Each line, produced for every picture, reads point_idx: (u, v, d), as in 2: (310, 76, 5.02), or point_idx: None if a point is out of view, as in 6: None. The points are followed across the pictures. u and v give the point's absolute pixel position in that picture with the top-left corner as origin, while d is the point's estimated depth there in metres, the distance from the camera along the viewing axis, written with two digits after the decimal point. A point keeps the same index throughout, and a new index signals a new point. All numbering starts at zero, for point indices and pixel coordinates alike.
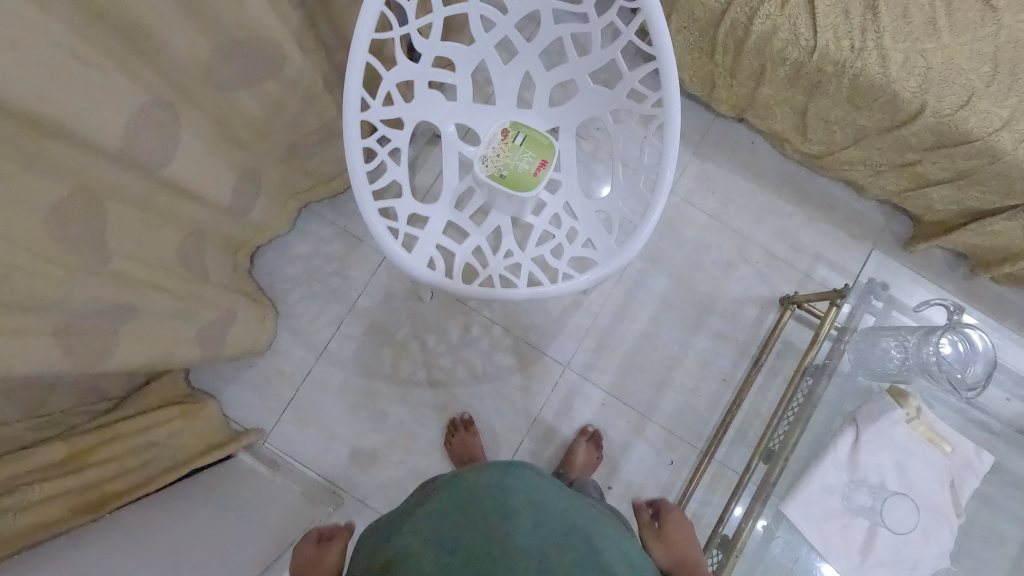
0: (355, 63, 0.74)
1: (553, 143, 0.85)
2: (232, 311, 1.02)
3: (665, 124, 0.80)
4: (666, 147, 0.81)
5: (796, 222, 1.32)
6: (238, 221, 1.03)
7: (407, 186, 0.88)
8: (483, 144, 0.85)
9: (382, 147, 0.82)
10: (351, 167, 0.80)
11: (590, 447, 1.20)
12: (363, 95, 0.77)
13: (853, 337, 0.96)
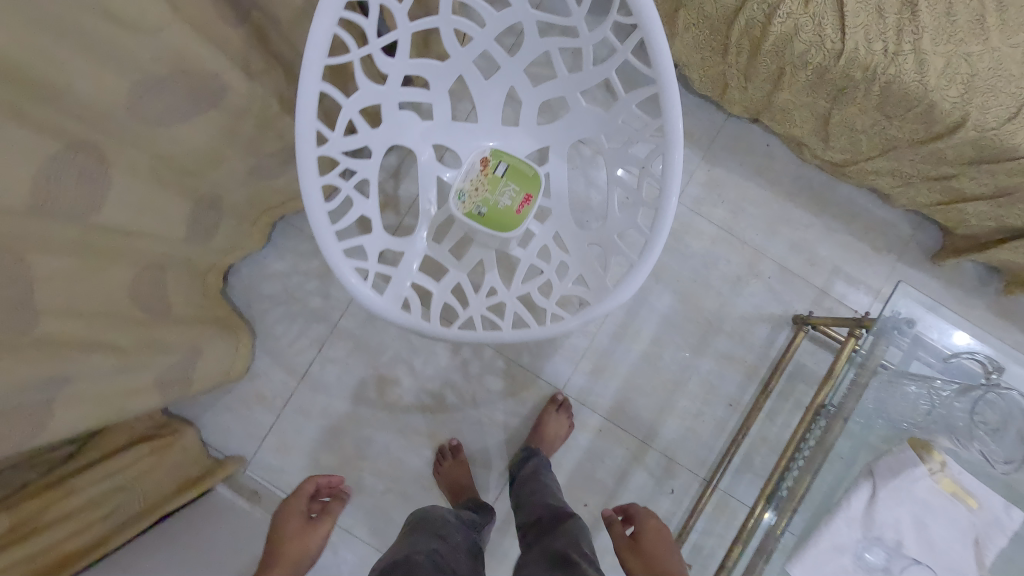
0: (308, 93, 0.64)
1: (540, 174, 0.76)
2: (198, 348, 0.94)
3: (664, 154, 0.70)
4: (667, 181, 0.71)
5: (814, 233, 1.21)
6: (201, 247, 0.95)
7: (377, 221, 0.79)
8: (461, 174, 0.76)
9: (347, 182, 0.73)
10: (309, 207, 0.71)
11: (561, 417, 1.15)
12: (320, 126, 0.67)
13: (874, 378, 0.86)
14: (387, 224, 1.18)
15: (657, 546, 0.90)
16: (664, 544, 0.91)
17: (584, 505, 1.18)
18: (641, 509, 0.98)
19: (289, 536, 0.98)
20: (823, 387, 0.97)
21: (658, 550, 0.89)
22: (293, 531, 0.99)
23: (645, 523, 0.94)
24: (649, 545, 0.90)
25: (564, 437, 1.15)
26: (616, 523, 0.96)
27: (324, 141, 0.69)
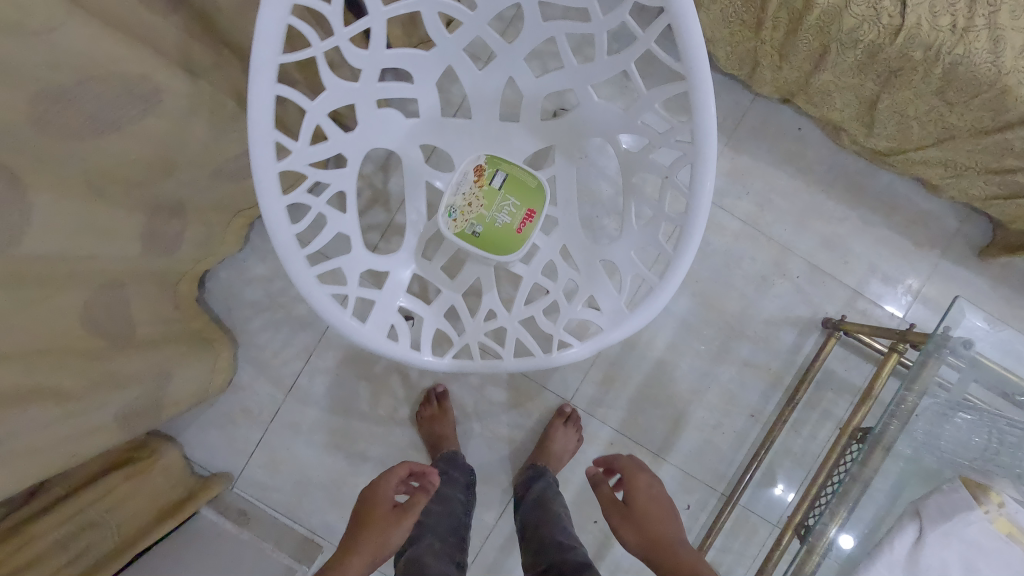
0: (263, 99, 0.55)
1: (543, 185, 0.67)
2: (170, 372, 0.86)
3: (693, 164, 0.59)
4: (695, 196, 0.60)
5: (849, 227, 1.09)
6: (166, 260, 0.85)
7: (357, 238, 0.70)
8: (449, 188, 0.66)
9: (319, 199, 0.64)
10: (273, 229, 0.61)
11: (568, 431, 1.07)
12: (279, 136, 0.58)
13: (925, 397, 0.76)
14: (377, 222, 1.07)
15: (653, 509, 0.79)
16: (662, 505, 0.80)
17: (594, 522, 1.11)
18: (624, 461, 0.87)
19: (375, 520, 0.74)
20: (858, 408, 0.88)
21: (655, 513, 0.78)
22: (374, 523, 0.74)
23: (633, 480, 0.83)
24: (642, 507, 0.79)
25: (573, 452, 1.07)
26: (605, 482, 0.86)
27: (288, 154, 0.60)
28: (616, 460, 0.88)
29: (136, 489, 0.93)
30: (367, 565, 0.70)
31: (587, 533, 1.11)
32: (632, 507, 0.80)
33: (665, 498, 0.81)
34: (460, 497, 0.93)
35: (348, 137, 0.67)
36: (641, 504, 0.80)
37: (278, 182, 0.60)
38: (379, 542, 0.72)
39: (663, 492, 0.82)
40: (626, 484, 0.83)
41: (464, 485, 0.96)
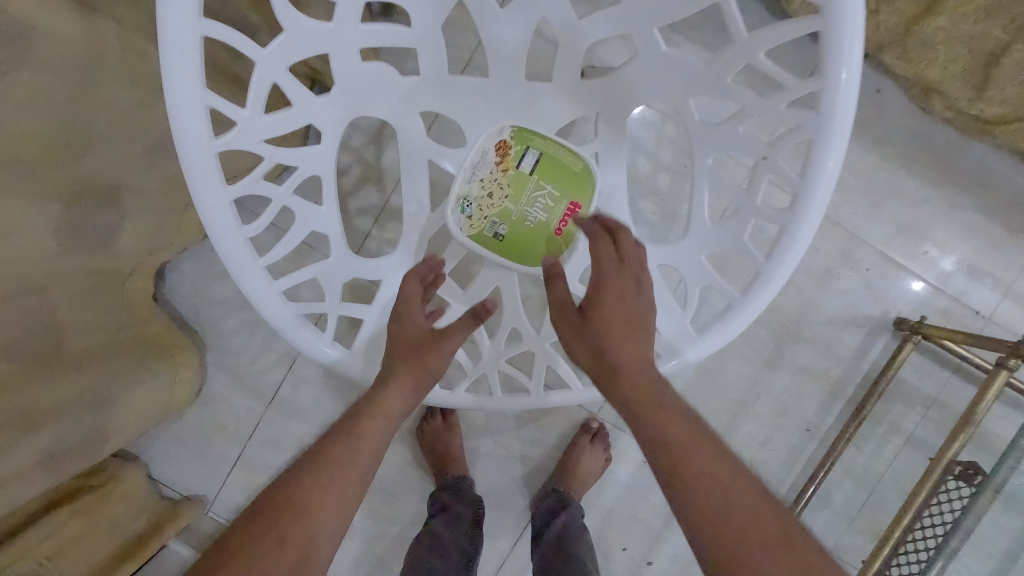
0: (180, 47, 0.44)
1: (591, 167, 0.56)
2: (111, 397, 0.69)
3: (812, 143, 0.42)
4: (808, 188, 0.43)
5: (931, 212, 0.92)
6: (100, 257, 0.68)
7: (335, 238, 0.55)
8: (460, 177, 0.56)
9: (279, 188, 0.50)
10: (219, 225, 0.48)
11: (595, 450, 0.93)
12: (214, 100, 0.46)
13: None
14: (369, 205, 0.89)
15: (628, 330, 0.49)
16: (642, 316, 0.51)
17: (623, 549, 0.97)
18: (602, 259, 0.51)
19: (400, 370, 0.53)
20: (955, 437, 0.73)
21: (632, 330, 0.49)
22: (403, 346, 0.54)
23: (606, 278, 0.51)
24: (626, 344, 0.48)
25: (600, 473, 0.93)
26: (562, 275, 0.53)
27: (230, 128, 0.47)
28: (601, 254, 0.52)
29: (87, 526, 0.78)
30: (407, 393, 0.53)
31: (615, 561, 0.97)
32: (618, 258, 0.51)
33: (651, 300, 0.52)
34: (462, 541, 0.81)
35: (318, 101, 0.52)
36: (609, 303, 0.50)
37: (219, 170, 0.48)
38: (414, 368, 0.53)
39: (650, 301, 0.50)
40: (592, 298, 0.51)
41: (468, 521, 0.85)
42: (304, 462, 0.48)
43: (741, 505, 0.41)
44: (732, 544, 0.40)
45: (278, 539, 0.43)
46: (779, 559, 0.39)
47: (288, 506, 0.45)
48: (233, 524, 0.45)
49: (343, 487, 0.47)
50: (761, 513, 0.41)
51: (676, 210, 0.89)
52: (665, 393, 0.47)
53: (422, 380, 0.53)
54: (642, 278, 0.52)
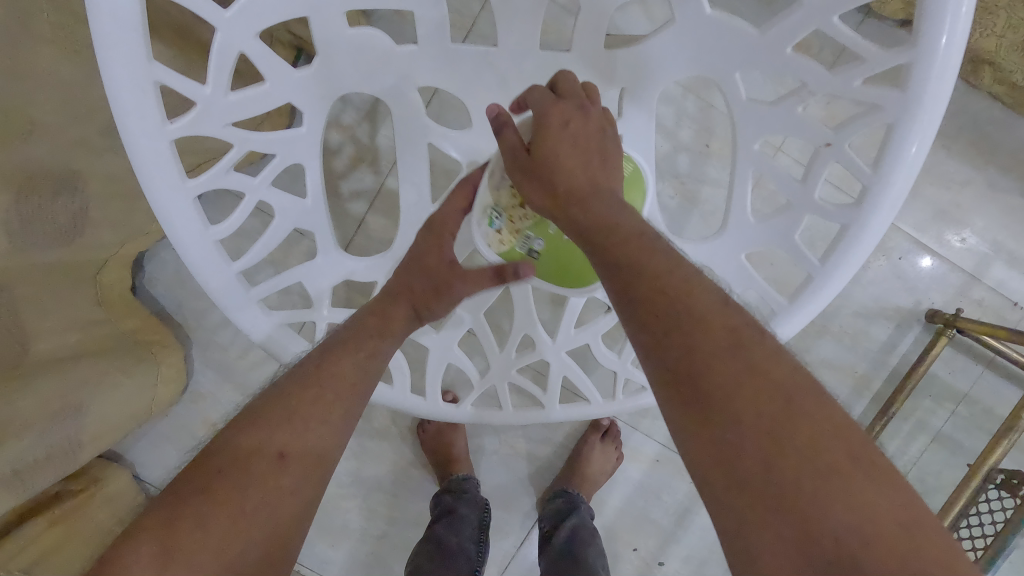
0: (117, 13, 0.38)
1: (641, 171, 0.53)
2: (83, 405, 0.63)
3: (891, 128, 0.40)
4: (884, 183, 0.40)
5: (970, 195, 0.85)
6: (64, 249, 0.61)
7: (315, 231, 0.51)
8: (487, 187, 0.52)
9: (252, 180, 0.47)
10: (172, 214, 0.44)
11: (606, 448, 0.88)
12: (163, 78, 0.41)
13: None
14: (363, 188, 0.82)
15: (577, 165, 0.46)
16: (594, 146, 0.47)
17: (633, 550, 0.92)
18: (539, 102, 0.47)
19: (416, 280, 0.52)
20: (999, 442, 0.67)
21: (582, 163, 0.46)
22: (427, 254, 0.52)
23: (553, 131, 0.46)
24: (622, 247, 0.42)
25: (610, 473, 0.88)
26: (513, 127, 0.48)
27: (190, 110, 0.43)
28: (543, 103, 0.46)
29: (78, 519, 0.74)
30: (410, 313, 0.52)
31: (625, 563, 0.92)
32: (555, 93, 0.47)
33: (605, 129, 0.47)
34: (469, 547, 0.77)
35: (296, 75, 0.47)
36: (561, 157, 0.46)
37: (178, 161, 0.44)
38: (433, 288, 0.53)
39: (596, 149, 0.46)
40: (536, 139, 0.46)
41: (474, 525, 0.80)
42: (300, 376, 0.46)
43: (686, 309, 0.38)
44: (676, 351, 0.38)
45: (278, 457, 0.43)
46: (728, 363, 0.36)
47: (287, 421, 0.44)
48: (224, 445, 0.43)
49: (345, 410, 0.46)
50: (708, 318, 0.38)
51: (696, 194, 0.82)
52: (619, 215, 0.44)
53: (434, 303, 0.53)
54: (591, 109, 0.47)
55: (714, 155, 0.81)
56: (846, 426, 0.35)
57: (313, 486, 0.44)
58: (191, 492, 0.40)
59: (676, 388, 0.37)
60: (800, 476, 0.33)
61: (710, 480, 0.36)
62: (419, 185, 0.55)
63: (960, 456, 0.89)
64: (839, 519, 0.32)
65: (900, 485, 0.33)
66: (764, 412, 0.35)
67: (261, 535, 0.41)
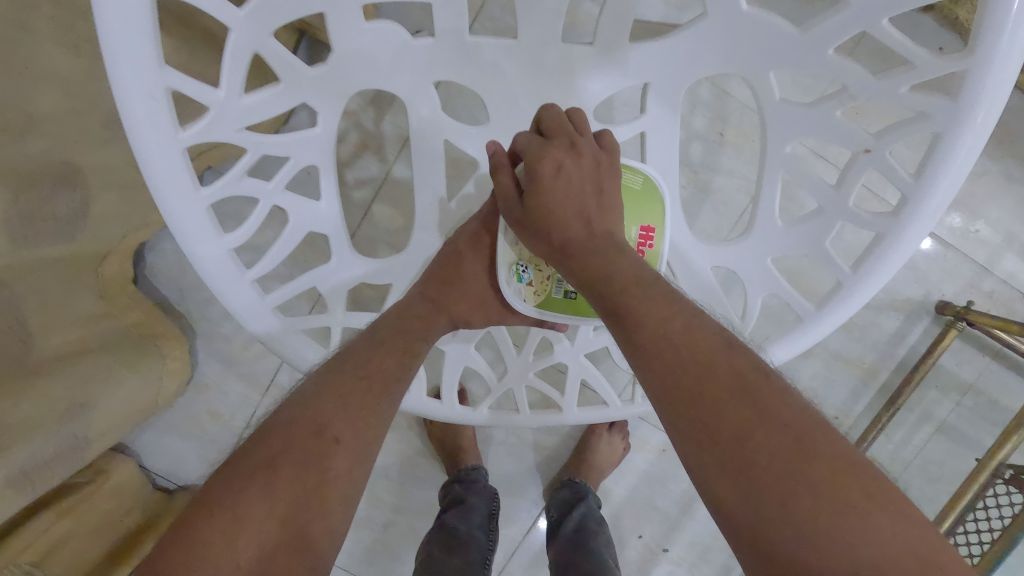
0: (127, 15, 0.37)
1: (653, 180, 0.51)
2: (85, 403, 0.61)
3: (938, 138, 0.41)
4: (925, 193, 0.42)
5: (985, 186, 0.84)
6: (64, 244, 0.60)
7: (331, 236, 0.51)
8: (504, 244, 0.52)
9: (267, 185, 0.46)
10: (189, 224, 0.44)
11: (613, 437, 0.88)
12: (174, 83, 0.40)
13: None
14: (368, 176, 0.79)
15: (572, 209, 0.46)
16: (587, 186, 0.47)
17: (638, 537, 0.93)
18: (528, 148, 0.48)
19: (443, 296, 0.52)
20: (1008, 438, 0.67)
21: (576, 205, 0.47)
22: (463, 286, 0.52)
23: (544, 173, 0.47)
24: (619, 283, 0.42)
25: (617, 462, 0.88)
26: (507, 168, 0.49)
27: (203, 115, 0.42)
28: (535, 147, 0.47)
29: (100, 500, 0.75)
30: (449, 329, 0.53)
31: (630, 550, 0.93)
32: (542, 139, 0.48)
33: (597, 167, 0.48)
34: (478, 534, 0.77)
35: (308, 74, 0.46)
36: (554, 196, 0.47)
37: (191, 169, 0.43)
38: (476, 310, 0.53)
39: (587, 186, 0.47)
40: (528, 184, 0.47)
41: (484, 514, 0.80)
42: (342, 372, 0.45)
43: (691, 351, 0.38)
44: (685, 395, 0.37)
45: (332, 443, 0.42)
46: (737, 404, 0.36)
47: (337, 407, 0.43)
48: (278, 423, 0.42)
49: (389, 401, 0.46)
50: (714, 360, 0.38)
51: (709, 183, 0.80)
52: (617, 258, 0.44)
53: (473, 320, 0.54)
54: (581, 146, 0.48)
55: (728, 144, 0.79)
56: (858, 461, 0.34)
57: (365, 470, 0.43)
58: (255, 465, 0.40)
59: (687, 431, 0.37)
60: (819, 514, 0.32)
61: (732, 523, 0.34)
62: (434, 182, 0.54)
63: (963, 446, 0.89)
64: (861, 556, 0.31)
65: (915, 514, 0.33)
66: (778, 451, 0.34)
67: (320, 510, 0.40)
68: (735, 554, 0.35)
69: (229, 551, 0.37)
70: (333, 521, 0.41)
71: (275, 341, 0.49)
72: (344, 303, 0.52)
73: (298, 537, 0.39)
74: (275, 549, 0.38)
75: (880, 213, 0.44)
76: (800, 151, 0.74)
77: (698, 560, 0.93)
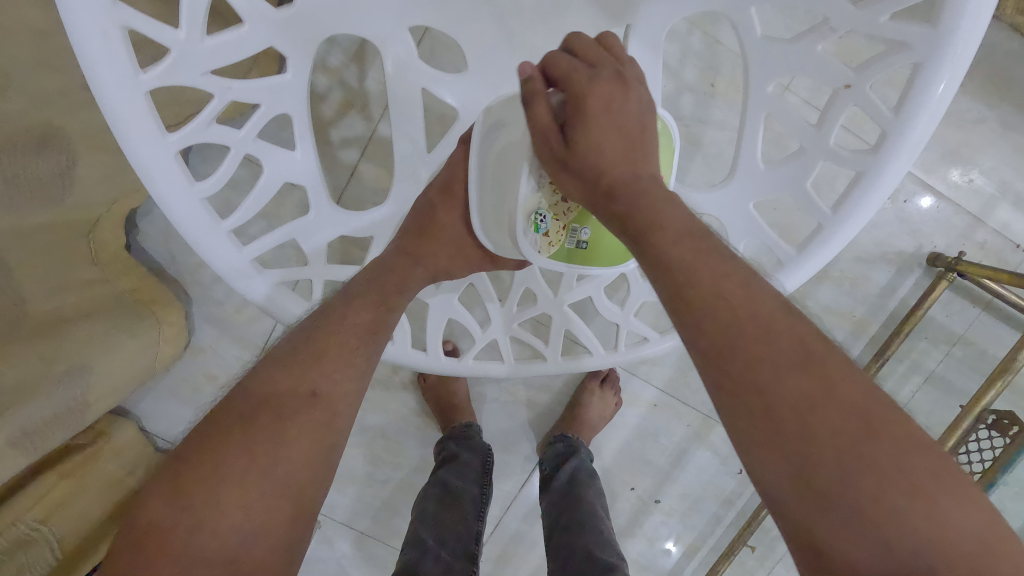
0: None
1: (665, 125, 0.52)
2: (85, 364, 0.62)
3: (918, 68, 0.40)
4: (903, 128, 0.41)
5: (982, 134, 0.83)
6: (50, 209, 0.60)
7: (309, 186, 0.51)
8: (527, 191, 0.47)
9: (238, 133, 0.46)
10: (159, 172, 0.43)
11: (605, 394, 0.89)
12: (129, 22, 0.39)
13: None
14: (354, 135, 0.78)
15: (617, 144, 0.43)
16: (633, 122, 0.44)
17: (631, 490, 0.95)
18: (574, 76, 0.44)
19: (419, 249, 0.52)
20: (992, 384, 0.68)
21: (623, 141, 0.43)
22: (443, 236, 0.53)
23: (592, 104, 0.43)
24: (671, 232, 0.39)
25: (610, 418, 0.90)
26: (544, 97, 0.44)
27: (165, 57, 0.41)
28: (582, 78, 0.44)
29: (103, 453, 0.77)
30: (429, 281, 0.53)
31: (622, 502, 0.95)
32: (589, 66, 0.44)
33: (643, 103, 0.45)
34: (472, 488, 0.79)
35: (275, 16, 0.45)
36: (602, 128, 0.43)
37: (155, 113, 0.42)
38: (456, 260, 0.54)
39: (635, 123, 0.44)
40: (572, 114, 0.43)
41: (478, 468, 0.81)
42: (319, 325, 0.46)
43: (750, 318, 0.35)
44: (741, 364, 0.35)
45: (311, 395, 0.43)
46: (798, 376, 0.34)
47: (313, 365, 0.44)
48: (257, 377, 0.43)
49: (367, 356, 0.46)
50: (773, 326, 0.35)
51: (700, 136, 0.78)
52: (664, 205, 0.41)
53: (454, 270, 0.55)
54: (627, 79, 0.45)
55: (720, 95, 0.78)
56: (924, 442, 0.33)
57: (346, 422, 0.44)
58: (233, 422, 0.41)
59: (738, 401, 0.35)
60: (882, 495, 0.31)
61: (779, 495, 0.34)
62: (413, 133, 0.54)
63: (951, 395, 0.91)
64: (922, 541, 0.30)
65: (982, 501, 0.32)
66: (839, 425, 0.33)
67: (305, 462, 0.41)
68: (778, 524, 0.35)
69: (215, 500, 0.38)
70: (319, 472, 0.42)
71: (252, 293, 0.50)
72: (324, 256, 0.52)
73: (285, 488, 0.40)
74: (262, 499, 0.39)
75: (858, 150, 0.43)
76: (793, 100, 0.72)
77: (689, 511, 0.95)
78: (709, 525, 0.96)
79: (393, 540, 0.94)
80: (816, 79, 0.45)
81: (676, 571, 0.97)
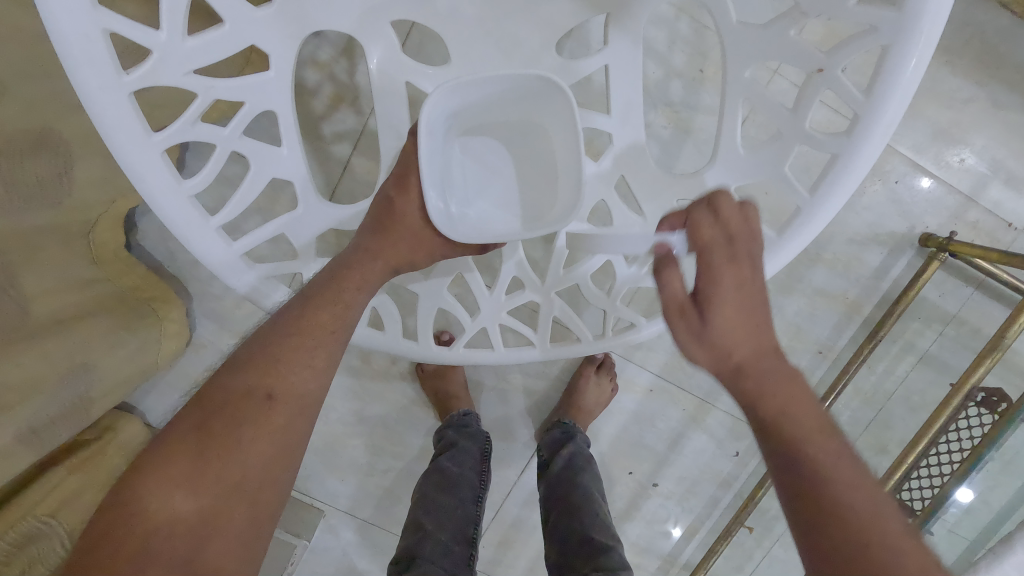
0: None
1: None
2: (86, 365, 0.63)
3: (886, 50, 0.41)
4: (875, 110, 0.42)
5: (972, 113, 0.83)
6: (51, 210, 0.61)
7: (296, 182, 0.52)
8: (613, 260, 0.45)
9: (224, 131, 0.47)
10: (147, 172, 0.44)
11: (601, 380, 0.90)
12: (112, 25, 0.40)
13: None
14: (345, 129, 0.79)
15: (747, 326, 0.43)
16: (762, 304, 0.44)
17: (629, 474, 0.96)
18: (711, 245, 0.44)
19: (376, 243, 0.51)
20: (980, 363, 0.69)
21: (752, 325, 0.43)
22: (401, 228, 0.51)
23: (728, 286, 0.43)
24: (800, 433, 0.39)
25: (608, 403, 0.91)
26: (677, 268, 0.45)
27: (148, 58, 0.42)
28: (717, 251, 0.44)
29: (110, 449, 0.78)
30: (390, 274, 0.52)
31: (620, 486, 0.97)
32: (731, 243, 0.44)
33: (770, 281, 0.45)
34: (472, 474, 0.80)
35: (255, 14, 0.46)
36: (735, 313, 0.43)
37: (141, 115, 0.43)
38: (415, 250, 0.52)
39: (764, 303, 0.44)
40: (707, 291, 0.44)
41: (476, 454, 0.82)
42: (295, 319, 0.47)
43: (878, 540, 0.35)
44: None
45: (266, 398, 0.44)
46: None
47: (277, 366, 0.45)
48: (230, 377, 0.45)
49: (328, 355, 0.47)
50: (901, 552, 0.35)
51: (690, 122, 0.79)
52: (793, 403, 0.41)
53: (417, 260, 0.53)
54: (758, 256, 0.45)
55: (708, 80, 0.78)
56: None
57: (305, 422, 0.46)
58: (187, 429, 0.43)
59: None
60: None
61: None
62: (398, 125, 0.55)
63: (945, 375, 0.91)
64: None
65: None
66: None
67: (260, 468, 0.43)
68: None
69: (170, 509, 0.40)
70: (275, 474, 0.44)
71: (242, 287, 0.51)
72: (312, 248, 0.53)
73: (238, 490, 0.42)
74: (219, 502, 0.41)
75: (833, 133, 0.44)
76: (780, 85, 0.73)
77: (687, 494, 0.97)
78: (706, 507, 0.97)
79: (396, 527, 0.96)
80: (791, 63, 0.46)
81: (675, 553, 0.98)
